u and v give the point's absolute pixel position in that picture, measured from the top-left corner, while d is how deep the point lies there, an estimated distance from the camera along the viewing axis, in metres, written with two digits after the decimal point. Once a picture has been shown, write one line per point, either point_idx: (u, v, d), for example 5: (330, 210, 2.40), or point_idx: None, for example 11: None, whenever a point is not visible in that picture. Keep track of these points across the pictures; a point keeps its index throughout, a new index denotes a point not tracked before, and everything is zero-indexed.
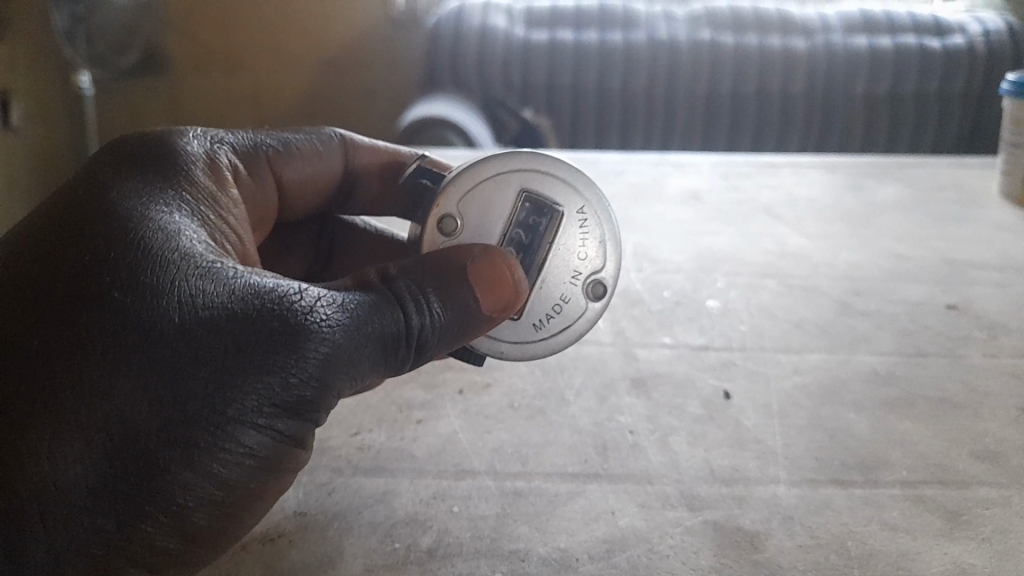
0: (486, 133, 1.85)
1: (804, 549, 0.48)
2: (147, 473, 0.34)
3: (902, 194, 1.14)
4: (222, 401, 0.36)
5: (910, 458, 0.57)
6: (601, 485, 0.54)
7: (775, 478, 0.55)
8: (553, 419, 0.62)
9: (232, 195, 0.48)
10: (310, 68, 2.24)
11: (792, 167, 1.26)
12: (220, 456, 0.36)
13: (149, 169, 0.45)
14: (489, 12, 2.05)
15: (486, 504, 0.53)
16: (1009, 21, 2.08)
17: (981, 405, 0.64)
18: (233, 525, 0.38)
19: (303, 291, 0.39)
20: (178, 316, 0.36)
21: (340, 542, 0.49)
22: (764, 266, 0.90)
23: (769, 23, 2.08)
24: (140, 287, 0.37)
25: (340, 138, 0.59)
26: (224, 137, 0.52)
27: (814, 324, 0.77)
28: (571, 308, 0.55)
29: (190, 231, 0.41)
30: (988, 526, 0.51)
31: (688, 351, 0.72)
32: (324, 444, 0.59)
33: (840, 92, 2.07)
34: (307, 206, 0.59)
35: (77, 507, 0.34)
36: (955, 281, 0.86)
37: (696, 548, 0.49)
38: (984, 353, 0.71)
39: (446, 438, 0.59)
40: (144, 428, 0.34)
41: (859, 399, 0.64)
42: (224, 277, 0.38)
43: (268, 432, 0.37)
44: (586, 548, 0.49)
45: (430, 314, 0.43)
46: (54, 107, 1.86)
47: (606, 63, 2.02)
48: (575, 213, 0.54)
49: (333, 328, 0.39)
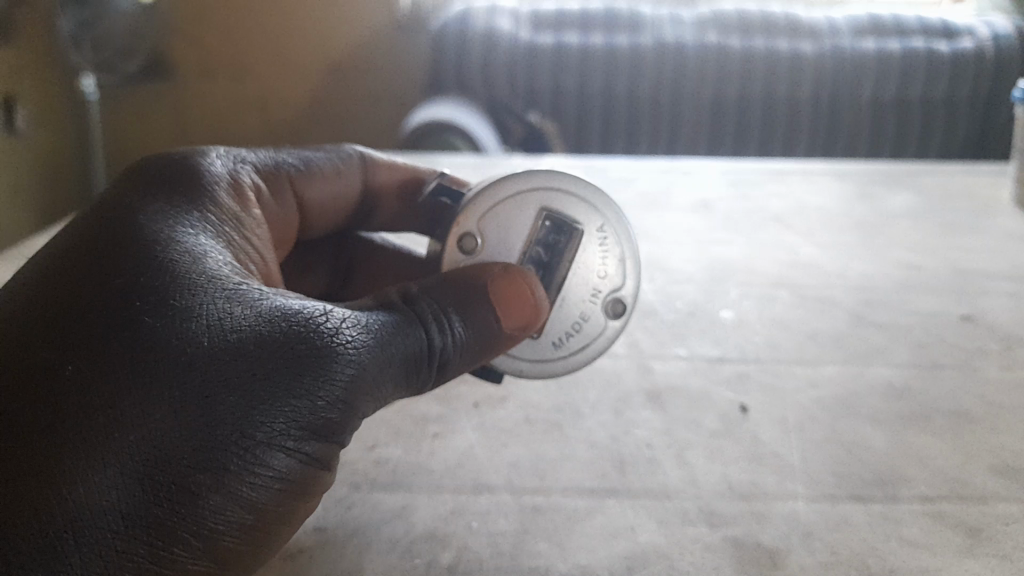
0: (492, 137, 1.85)
1: (824, 567, 0.48)
2: (178, 498, 0.34)
3: (913, 202, 1.14)
4: (252, 424, 0.36)
5: (928, 472, 0.57)
6: (619, 500, 0.54)
7: (793, 493, 0.55)
8: (569, 433, 0.62)
9: (254, 215, 0.48)
10: (315, 72, 2.24)
11: (801, 174, 1.26)
12: (249, 479, 0.36)
13: (171, 189, 0.45)
14: (495, 16, 2.06)
15: (504, 519, 0.53)
16: (1017, 24, 2.08)
17: (997, 418, 0.64)
18: (259, 548, 0.38)
19: (329, 313, 0.39)
20: (206, 339, 0.36)
21: (360, 558, 0.49)
22: (776, 276, 0.90)
23: (775, 26, 2.08)
24: (168, 312, 0.37)
25: (360, 156, 0.60)
26: (246, 156, 0.52)
27: (827, 335, 0.77)
28: (590, 326, 0.55)
29: (214, 253, 0.41)
30: (1009, 542, 0.51)
31: (703, 364, 0.72)
32: (342, 458, 0.59)
33: (846, 97, 2.06)
34: (327, 225, 0.59)
35: (109, 533, 0.33)
36: (969, 291, 0.86)
37: (716, 565, 0.49)
38: (1000, 365, 0.71)
39: (463, 453, 0.59)
40: (175, 452, 0.34)
41: (876, 413, 0.64)
42: (250, 300, 0.39)
43: (296, 455, 0.37)
44: (606, 565, 0.49)
45: (452, 334, 0.43)
46: (58, 113, 1.86)
47: (613, 67, 2.02)
48: (594, 231, 0.54)
49: (359, 349, 0.39)
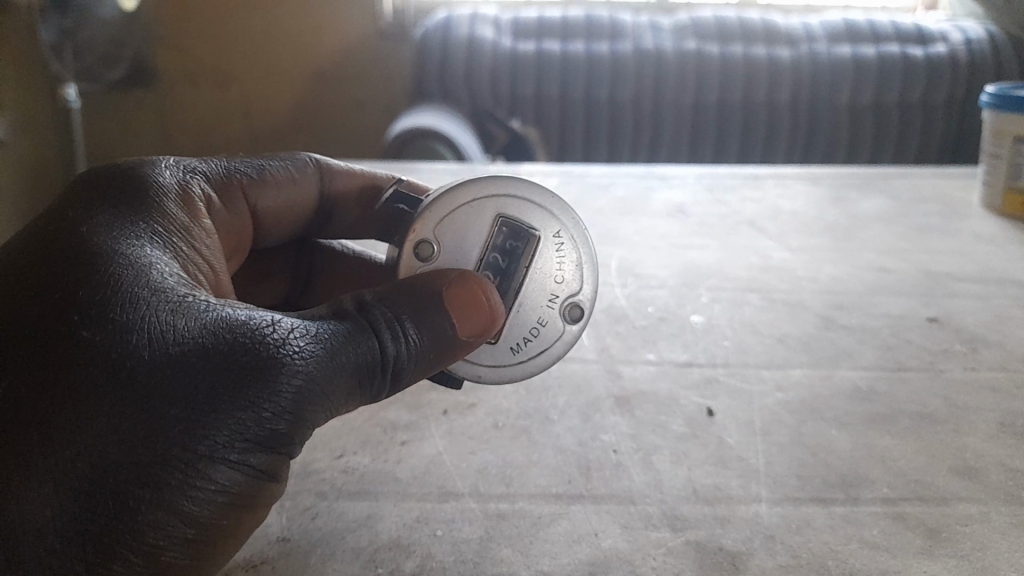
0: (475, 144, 1.86)
1: (785, 569, 0.49)
2: (117, 513, 0.34)
3: (885, 205, 1.15)
4: (194, 437, 0.36)
5: (891, 474, 0.58)
6: (584, 506, 0.54)
7: (756, 496, 0.55)
8: (536, 439, 0.62)
9: (204, 224, 0.48)
10: (297, 79, 2.24)
11: (776, 179, 1.27)
12: (192, 493, 0.36)
13: (119, 201, 0.45)
14: (477, 24, 2.07)
15: (469, 527, 0.53)
16: (989, 30, 2.11)
17: (960, 420, 0.64)
18: (205, 563, 0.38)
19: (276, 323, 0.39)
20: (148, 353, 0.37)
21: (323, 567, 0.49)
22: (748, 280, 0.91)
23: (754, 33, 2.10)
24: (110, 325, 0.37)
25: (316, 163, 0.60)
26: (197, 166, 0.52)
27: (796, 339, 0.77)
28: (549, 331, 0.55)
29: (161, 264, 0.41)
30: (967, 542, 0.51)
31: (672, 368, 0.72)
32: (309, 467, 0.59)
33: (824, 102, 2.08)
34: (284, 233, 0.59)
35: (45, 550, 0.33)
36: (937, 293, 0.87)
37: (678, 569, 0.49)
38: (965, 366, 0.72)
39: (430, 460, 0.59)
40: (115, 467, 0.35)
41: (842, 416, 0.65)
42: (195, 312, 0.39)
43: (240, 467, 0.37)
44: (568, 571, 0.49)
45: (406, 341, 0.43)
46: (40, 121, 1.86)
47: (594, 75, 2.03)
48: (551, 237, 0.55)
49: (307, 359, 0.39)
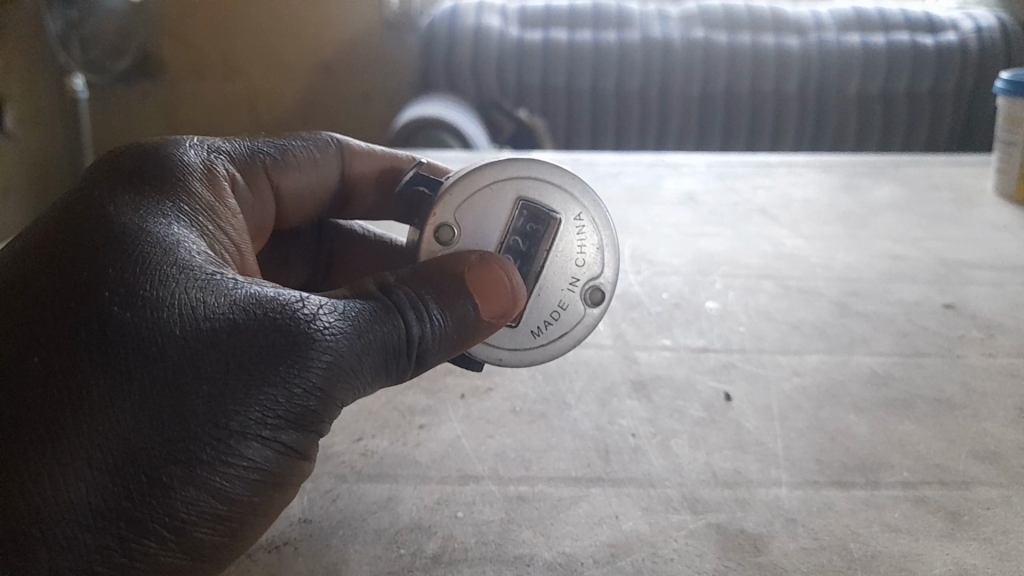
0: (480, 134, 1.85)
1: (807, 552, 0.49)
2: (149, 490, 0.35)
3: (898, 194, 1.14)
4: (226, 414, 0.36)
5: (910, 460, 0.57)
6: (604, 489, 0.55)
7: (776, 480, 0.55)
8: (554, 423, 0.62)
9: (229, 205, 0.48)
10: (302, 69, 2.24)
11: (787, 166, 1.27)
12: (223, 469, 0.36)
13: (144, 181, 0.45)
14: (483, 13, 2.05)
15: (489, 509, 0.53)
16: (1000, 18, 2.09)
17: (978, 405, 0.64)
18: (236, 540, 0.38)
19: (304, 300, 0.40)
20: (178, 330, 0.37)
21: (345, 549, 0.49)
22: (761, 268, 0.90)
23: (763, 22, 2.09)
24: (141, 302, 0.37)
25: (337, 144, 0.60)
26: (221, 145, 0.52)
27: (812, 325, 0.77)
28: (569, 315, 0.55)
29: (189, 242, 0.41)
30: (988, 526, 0.51)
31: (687, 354, 0.72)
32: (328, 450, 0.59)
33: (832, 90, 2.07)
34: (305, 215, 0.59)
35: (79, 527, 0.34)
36: (952, 280, 0.86)
37: (700, 551, 0.49)
38: (981, 352, 0.72)
39: (449, 444, 0.60)
40: (147, 444, 0.35)
41: (859, 401, 0.65)
42: (224, 288, 0.39)
43: (272, 445, 0.37)
44: (590, 553, 0.49)
45: (431, 321, 0.43)
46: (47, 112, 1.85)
47: (601, 64, 2.02)
48: (572, 220, 0.54)
49: (336, 335, 0.39)
